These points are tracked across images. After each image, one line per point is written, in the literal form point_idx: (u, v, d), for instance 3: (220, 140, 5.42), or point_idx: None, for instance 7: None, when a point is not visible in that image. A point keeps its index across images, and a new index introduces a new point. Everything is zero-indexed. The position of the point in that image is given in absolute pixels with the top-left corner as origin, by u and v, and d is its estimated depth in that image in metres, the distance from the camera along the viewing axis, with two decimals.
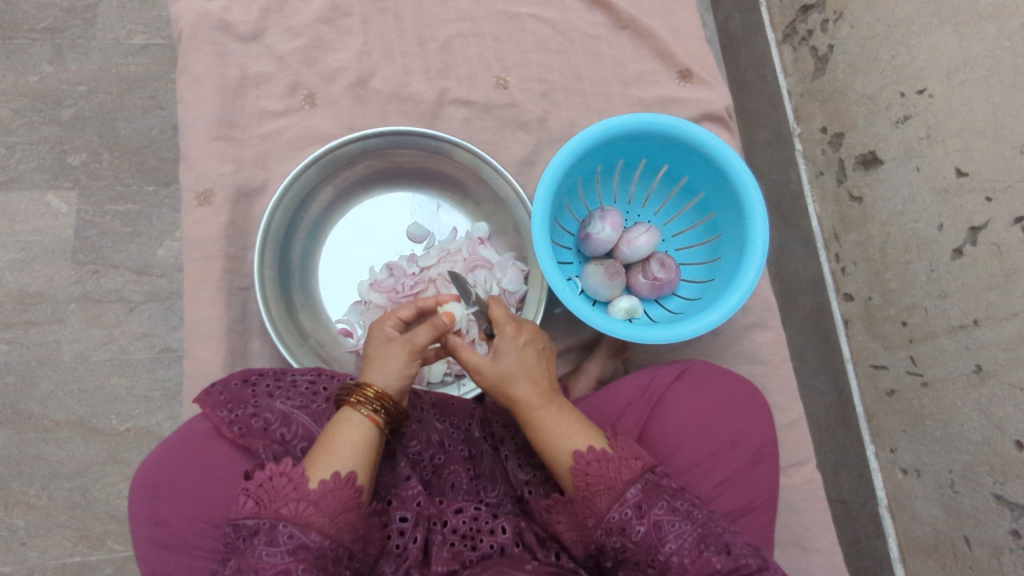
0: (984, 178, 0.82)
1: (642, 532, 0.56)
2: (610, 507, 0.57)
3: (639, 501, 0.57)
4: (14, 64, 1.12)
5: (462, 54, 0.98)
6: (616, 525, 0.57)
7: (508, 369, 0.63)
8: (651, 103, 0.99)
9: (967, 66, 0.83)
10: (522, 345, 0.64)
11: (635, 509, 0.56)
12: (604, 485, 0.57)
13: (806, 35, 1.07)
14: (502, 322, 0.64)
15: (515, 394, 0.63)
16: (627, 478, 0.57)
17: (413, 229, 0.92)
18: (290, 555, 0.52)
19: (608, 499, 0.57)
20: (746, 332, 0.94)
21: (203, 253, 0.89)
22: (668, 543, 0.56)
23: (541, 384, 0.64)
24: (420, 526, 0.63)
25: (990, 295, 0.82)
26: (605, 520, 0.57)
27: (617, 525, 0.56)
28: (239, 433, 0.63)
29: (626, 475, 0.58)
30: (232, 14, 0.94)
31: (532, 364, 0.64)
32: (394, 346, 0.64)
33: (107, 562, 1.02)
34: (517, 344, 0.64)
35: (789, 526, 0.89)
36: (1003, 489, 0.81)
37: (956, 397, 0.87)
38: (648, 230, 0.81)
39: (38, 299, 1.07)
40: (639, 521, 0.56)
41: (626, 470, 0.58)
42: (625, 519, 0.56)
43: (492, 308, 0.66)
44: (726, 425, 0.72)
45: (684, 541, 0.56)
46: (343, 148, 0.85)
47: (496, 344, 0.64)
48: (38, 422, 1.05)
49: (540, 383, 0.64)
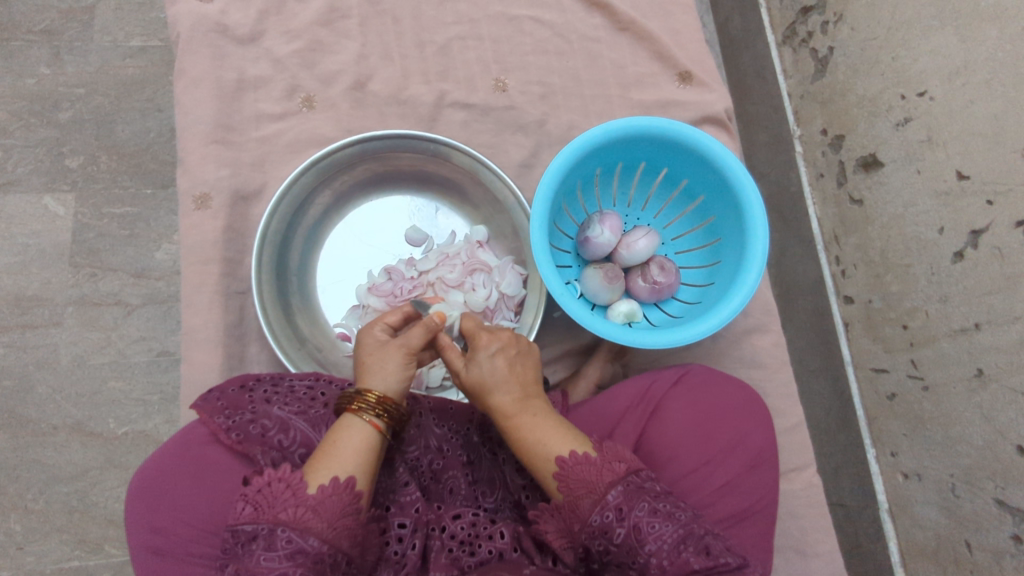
0: (985, 181, 0.81)
1: (622, 535, 0.55)
2: (592, 510, 0.57)
3: (620, 503, 0.56)
4: (12, 66, 1.12)
5: (460, 57, 0.97)
6: (598, 528, 0.56)
7: (478, 377, 0.64)
8: (651, 106, 0.98)
9: (968, 69, 0.82)
10: (492, 353, 0.64)
11: (616, 511, 0.56)
12: (586, 488, 0.57)
13: (807, 37, 1.06)
14: (475, 332, 0.66)
15: (490, 402, 0.63)
16: (607, 480, 0.57)
17: (412, 233, 0.91)
18: (289, 560, 0.52)
19: (590, 502, 0.57)
20: (746, 336, 0.94)
21: (201, 257, 0.89)
22: (647, 545, 0.55)
23: (515, 392, 0.63)
24: (418, 532, 0.63)
25: (991, 299, 0.82)
26: (588, 524, 0.57)
27: (599, 528, 0.56)
28: (238, 439, 0.62)
29: (607, 478, 0.57)
30: (230, 17, 0.94)
31: (505, 373, 0.64)
32: (383, 350, 0.65)
33: (105, 566, 1.02)
34: (488, 352, 0.64)
35: (788, 530, 0.88)
36: (1004, 494, 0.81)
37: (957, 401, 0.86)
38: (648, 233, 0.81)
39: (36, 302, 1.07)
40: (620, 523, 0.56)
41: (608, 473, 0.57)
42: (606, 522, 0.56)
43: (464, 321, 0.68)
44: (723, 430, 0.71)
45: (663, 543, 0.55)
46: (341, 152, 0.85)
47: (470, 355, 0.65)
48: (35, 426, 1.04)
49: (514, 391, 0.63)
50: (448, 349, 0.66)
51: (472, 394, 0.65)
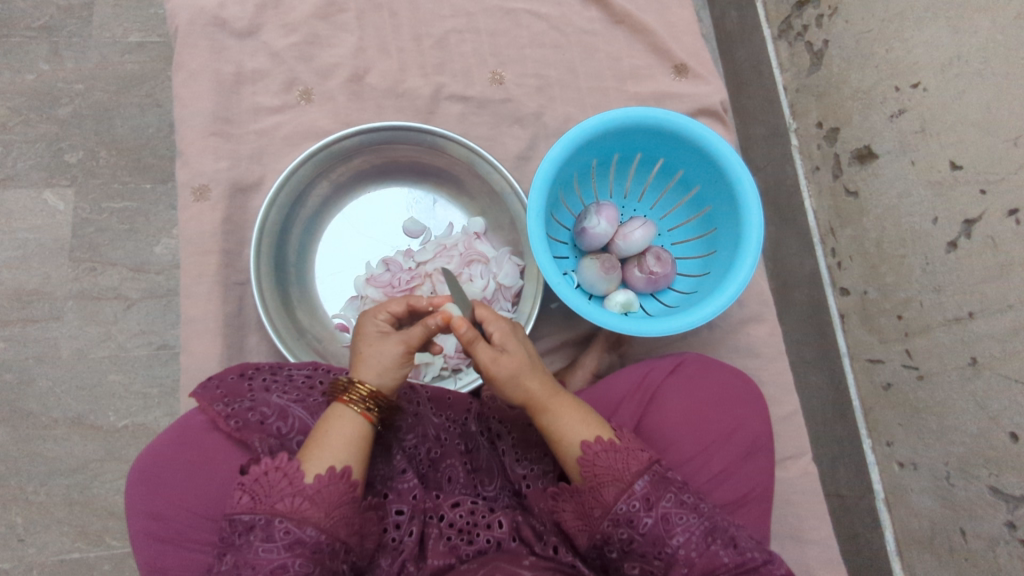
0: (978, 171, 0.82)
1: (650, 524, 0.57)
2: (619, 499, 0.57)
3: (647, 493, 0.57)
4: (12, 62, 1.12)
5: (457, 50, 0.98)
6: (623, 516, 0.57)
7: (518, 359, 0.63)
8: (647, 98, 0.99)
9: (961, 59, 0.83)
10: (521, 340, 0.66)
11: (643, 501, 0.57)
12: (613, 477, 0.58)
13: (801, 30, 1.07)
14: (490, 323, 0.64)
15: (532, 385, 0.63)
16: (635, 469, 0.58)
17: (410, 224, 0.93)
18: (287, 550, 0.53)
19: (616, 491, 0.58)
20: (742, 326, 0.95)
21: (199, 248, 0.90)
22: (676, 536, 0.56)
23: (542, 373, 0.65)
24: (415, 520, 0.63)
25: (984, 288, 0.82)
26: (612, 511, 0.57)
27: (625, 516, 0.57)
28: (235, 426, 0.62)
29: (634, 467, 0.58)
30: (228, 11, 0.94)
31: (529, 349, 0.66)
32: (387, 343, 0.63)
33: (106, 559, 1.02)
34: (517, 337, 0.64)
35: (785, 519, 0.89)
36: (998, 481, 0.82)
37: (951, 390, 0.87)
38: (644, 224, 0.81)
39: (36, 296, 1.08)
40: (647, 513, 0.57)
41: (635, 462, 0.59)
42: (632, 511, 0.57)
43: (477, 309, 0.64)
44: (723, 418, 0.72)
45: (692, 534, 0.57)
46: (338, 144, 0.85)
47: (497, 343, 0.63)
48: (36, 419, 1.05)
49: (542, 372, 0.65)
50: (475, 340, 0.62)
51: (514, 378, 0.62)
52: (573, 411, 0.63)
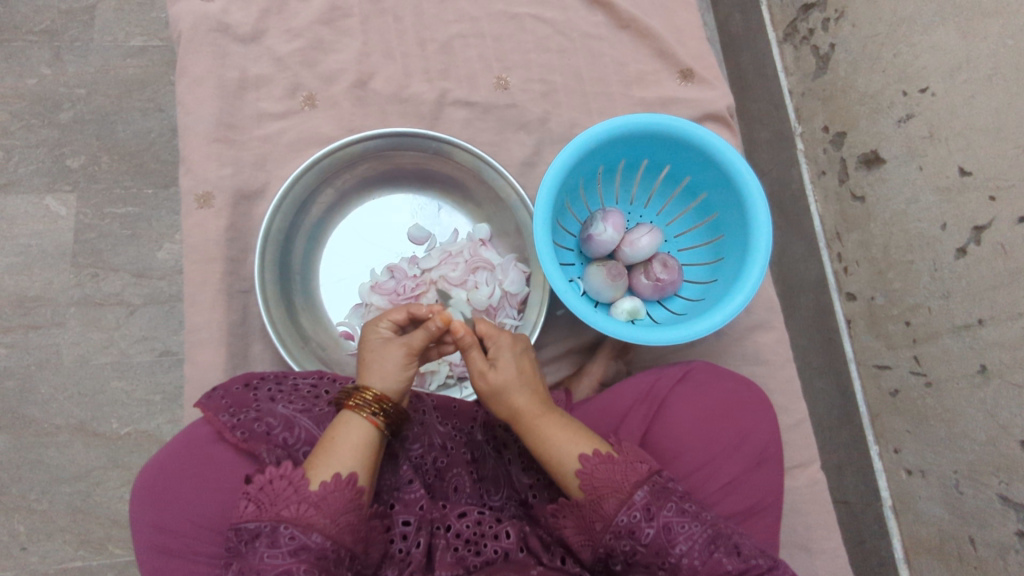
0: (988, 177, 0.81)
1: (651, 534, 0.56)
2: (618, 510, 0.57)
3: (648, 503, 0.57)
4: (14, 67, 1.12)
5: (462, 55, 0.97)
6: (624, 528, 0.56)
7: (508, 373, 0.63)
8: (652, 103, 0.98)
9: (970, 64, 0.82)
10: (519, 353, 0.66)
11: (644, 511, 0.56)
12: (611, 488, 0.58)
13: (807, 34, 1.06)
14: (492, 336, 0.65)
15: (520, 400, 0.63)
16: (634, 480, 0.58)
17: (414, 231, 0.92)
18: (292, 556, 0.52)
19: (616, 502, 0.57)
20: (749, 333, 0.94)
21: (203, 255, 0.89)
22: (678, 545, 0.56)
23: (536, 392, 0.64)
24: (423, 530, 0.62)
25: (994, 295, 0.81)
26: (613, 523, 0.57)
27: (626, 528, 0.56)
28: (242, 437, 0.62)
29: (632, 478, 0.58)
30: (232, 16, 0.94)
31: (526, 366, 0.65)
32: (388, 347, 0.64)
33: (108, 567, 1.02)
34: (514, 352, 0.65)
35: (793, 527, 0.88)
36: (1008, 490, 0.81)
37: (960, 397, 0.86)
38: (650, 231, 0.81)
39: (38, 302, 1.07)
40: (648, 523, 0.56)
41: (632, 474, 0.58)
42: (633, 522, 0.56)
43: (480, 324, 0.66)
44: (730, 427, 0.72)
45: (694, 542, 0.56)
46: (343, 150, 0.85)
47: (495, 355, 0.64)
48: (38, 426, 1.04)
49: (537, 390, 0.64)
50: (472, 346, 0.64)
51: (503, 388, 0.63)
52: (559, 431, 0.62)
